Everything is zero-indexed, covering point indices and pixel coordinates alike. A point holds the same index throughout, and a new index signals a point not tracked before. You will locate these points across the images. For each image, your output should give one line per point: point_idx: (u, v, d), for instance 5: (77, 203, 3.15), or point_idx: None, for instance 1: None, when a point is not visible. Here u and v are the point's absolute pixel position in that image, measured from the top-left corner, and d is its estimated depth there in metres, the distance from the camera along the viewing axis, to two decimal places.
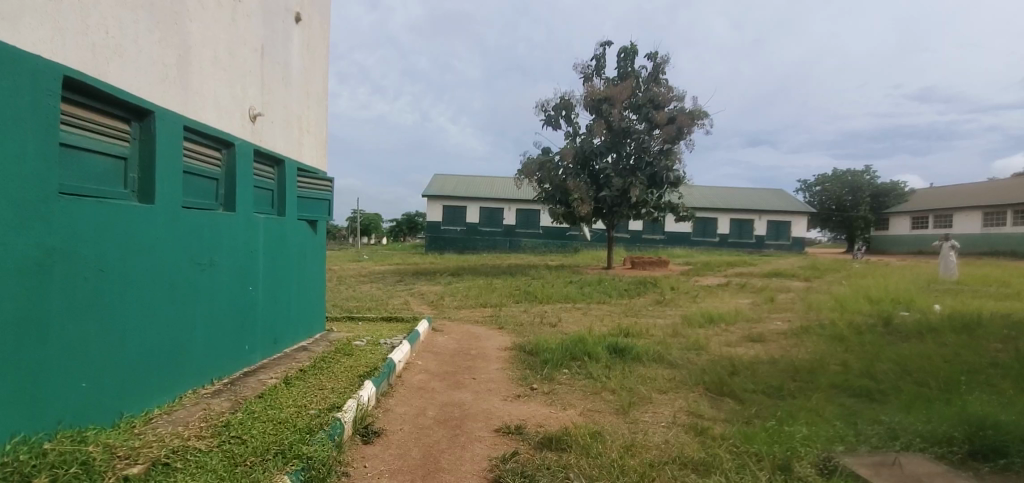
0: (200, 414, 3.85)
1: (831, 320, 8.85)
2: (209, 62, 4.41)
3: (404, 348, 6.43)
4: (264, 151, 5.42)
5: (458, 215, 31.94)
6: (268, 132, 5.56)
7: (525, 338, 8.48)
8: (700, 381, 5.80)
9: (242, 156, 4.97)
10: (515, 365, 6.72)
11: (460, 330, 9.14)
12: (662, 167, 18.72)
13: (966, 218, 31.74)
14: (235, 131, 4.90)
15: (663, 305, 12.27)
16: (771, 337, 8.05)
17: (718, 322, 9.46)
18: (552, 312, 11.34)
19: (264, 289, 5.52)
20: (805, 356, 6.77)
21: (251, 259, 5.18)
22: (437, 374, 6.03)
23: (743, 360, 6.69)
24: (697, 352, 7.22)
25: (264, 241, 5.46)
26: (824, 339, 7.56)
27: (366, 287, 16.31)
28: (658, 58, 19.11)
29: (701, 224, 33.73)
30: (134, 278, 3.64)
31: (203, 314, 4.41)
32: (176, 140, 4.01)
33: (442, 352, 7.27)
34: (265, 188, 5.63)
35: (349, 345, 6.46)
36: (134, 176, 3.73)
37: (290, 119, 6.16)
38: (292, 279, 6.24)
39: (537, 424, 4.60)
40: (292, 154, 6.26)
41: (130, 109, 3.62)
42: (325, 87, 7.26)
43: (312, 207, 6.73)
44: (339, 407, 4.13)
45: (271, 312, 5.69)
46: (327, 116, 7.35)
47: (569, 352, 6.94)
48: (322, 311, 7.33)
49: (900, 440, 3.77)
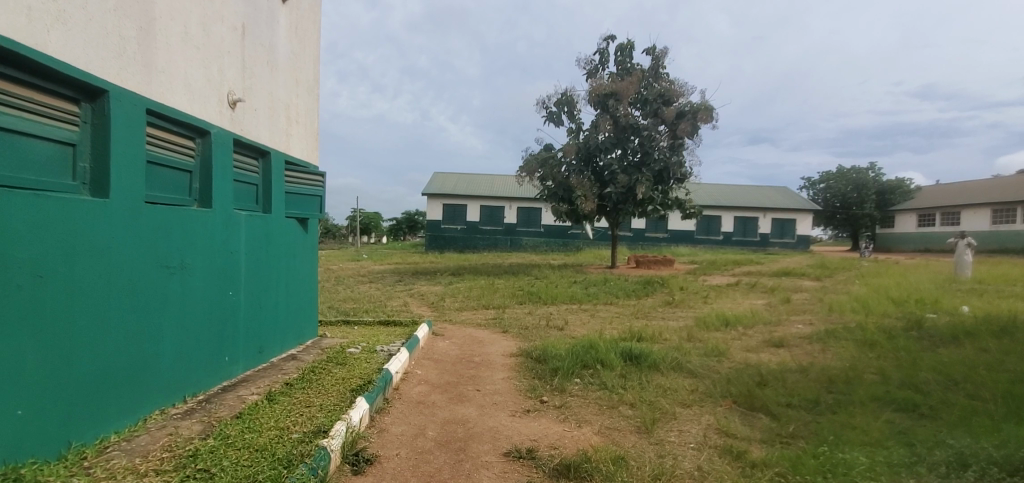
0: (164, 441, 3.33)
1: (856, 323, 8.33)
2: (179, 38, 3.89)
3: (402, 356, 5.89)
4: (246, 141, 4.90)
5: (458, 214, 31.48)
6: (250, 120, 5.04)
7: (531, 342, 7.96)
8: (725, 393, 5.30)
9: (219, 145, 4.45)
10: (522, 374, 6.20)
11: (462, 334, 8.63)
12: (670, 163, 18.19)
13: (975, 215, 31.19)
14: (211, 117, 4.38)
15: (674, 306, 11.74)
16: (795, 342, 7.52)
17: (735, 325, 8.93)
18: (558, 314, 10.82)
19: (247, 294, 5.01)
20: (836, 364, 6.27)
21: (231, 261, 4.68)
22: (438, 386, 5.52)
23: (769, 369, 6.17)
24: (718, 358, 6.71)
25: (247, 241, 4.95)
26: (853, 344, 7.05)
27: (364, 287, 15.83)
28: (659, 51, 18.57)
29: (704, 222, 33.23)
30: (83, 284, 3.12)
31: (173, 323, 3.92)
32: (138, 123, 3.49)
33: (443, 359, 6.76)
34: (248, 182, 5.12)
35: (342, 354, 5.95)
36: (84, 165, 3.22)
37: (276, 107, 5.63)
38: (280, 281, 5.74)
39: (550, 445, 4.10)
40: (278, 145, 5.74)
41: (79, 87, 3.10)
42: (315, 73, 6.73)
43: (304, 204, 6.21)
44: (326, 431, 3.58)
45: (256, 318, 5.21)
46: (317, 105, 6.83)
47: (580, 359, 6.43)
48: (314, 315, 6.84)
49: (973, 469, 3.28)
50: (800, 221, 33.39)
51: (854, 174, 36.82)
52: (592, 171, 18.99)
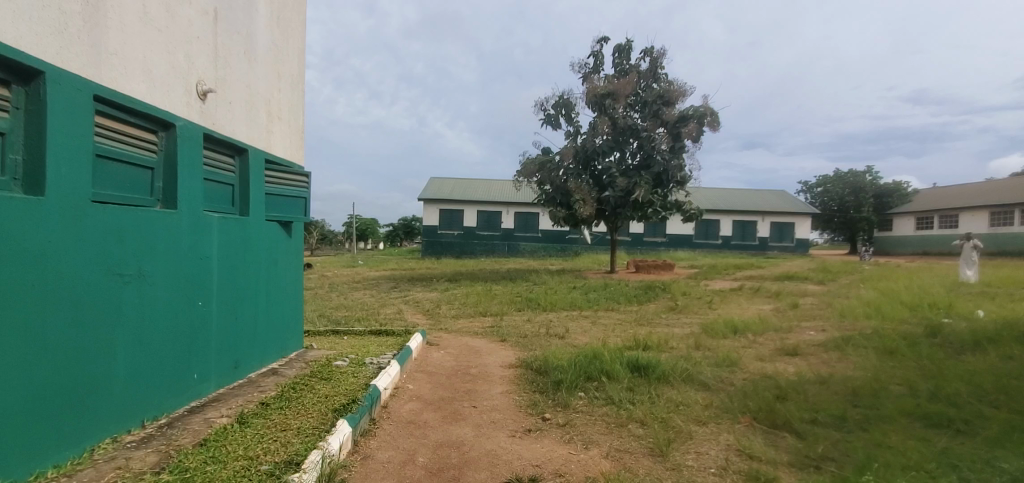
0: (111, 475, 2.90)
1: (872, 329, 7.89)
2: (136, 18, 3.48)
3: (392, 370, 5.44)
4: (218, 136, 4.47)
5: (455, 219, 31.06)
6: (224, 114, 4.61)
7: (531, 352, 7.51)
8: (743, 407, 4.87)
9: (186, 140, 4.02)
10: (522, 388, 5.76)
11: (458, 344, 8.18)
12: (669, 166, 17.82)
13: (973, 217, 31.00)
14: (178, 108, 3.96)
15: (678, 312, 11.31)
16: (810, 351, 7.08)
17: (745, 333, 8.49)
18: (558, 321, 10.37)
19: (220, 305, 4.57)
20: (857, 374, 5.85)
21: (202, 268, 4.25)
22: (430, 402, 5.07)
23: (786, 380, 5.74)
24: (731, 369, 6.29)
25: (220, 246, 4.53)
26: (872, 352, 6.64)
27: (357, 294, 15.36)
28: (656, 52, 18.27)
29: (703, 226, 32.90)
30: (17, 295, 2.70)
31: (129, 337, 3.49)
32: (82, 112, 3.08)
33: (437, 372, 6.29)
34: (222, 182, 4.69)
35: (328, 367, 5.52)
36: (16, 157, 2.80)
37: (255, 101, 5.20)
38: (259, 290, 5.31)
39: (555, 471, 3.67)
40: (258, 142, 5.31)
41: (8, 66, 2.68)
42: (300, 67, 6.31)
43: (287, 206, 5.78)
44: (298, 462, 3.14)
45: (232, 331, 4.77)
46: (302, 101, 6.39)
47: (584, 370, 6.00)
48: (299, 325, 6.41)
49: None
50: (800, 225, 33.08)
51: (852, 177, 36.69)
52: (590, 174, 18.63)
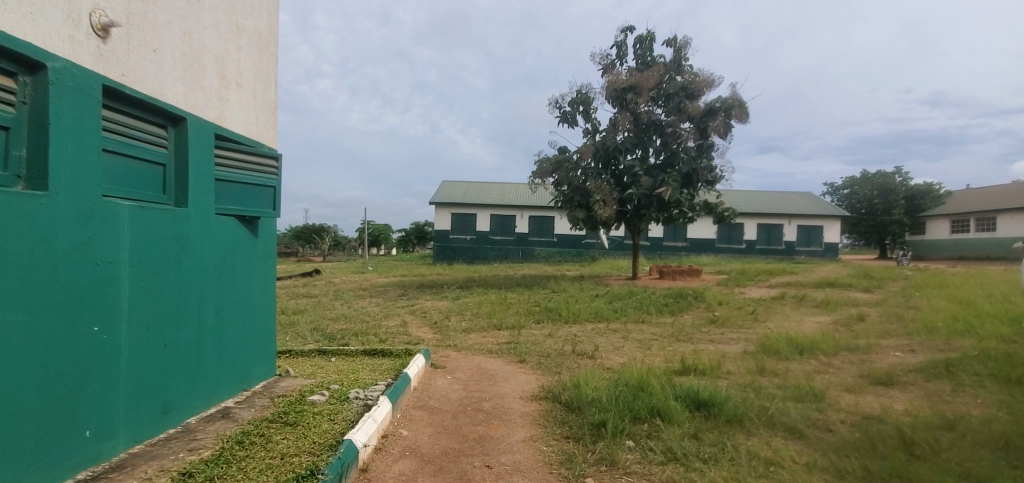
0: None
1: (977, 351, 6.38)
2: None
3: (378, 411, 4.10)
4: (131, 92, 3.21)
5: (467, 223, 29.84)
6: (143, 63, 3.34)
7: (557, 378, 6.12)
8: (864, 473, 3.48)
9: (69, 90, 2.76)
10: (551, 433, 4.39)
11: (468, 366, 6.83)
12: (697, 165, 16.39)
13: (1011, 220, 28.98)
14: (55, 42, 2.71)
15: (720, 325, 9.85)
16: (909, 380, 5.63)
17: (814, 353, 7.02)
18: (585, 336, 8.97)
19: (138, 329, 3.30)
20: (995, 418, 4.38)
21: (101, 280, 2.99)
22: (430, 458, 3.75)
23: (904, 424, 4.31)
24: (819, 406, 4.86)
25: (136, 244, 3.26)
26: (995, 386, 5.16)
27: (362, 303, 14.08)
28: (678, 42, 16.97)
29: (726, 229, 31.28)
30: None
31: None
32: None
33: (440, 408, 4.95)
34: (140, 157, 3.43)
35: (297, 407, 4.21)
36: None
37: (199, 55, 3.92)
38: (206, 304, 4.03)
39: None
40: (205, 112, 4.05)
41: None
42: (270, 26, 5.03)
43: (248, 197, 4.50)
44: None
45: (159, 362, 3.49)
46: (272, 66, 5.09)
47: (629, 408, 4.61)
48: (270, 348, 5.13)
49: None
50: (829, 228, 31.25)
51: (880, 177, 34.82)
52: (611, 173, 17.20)
